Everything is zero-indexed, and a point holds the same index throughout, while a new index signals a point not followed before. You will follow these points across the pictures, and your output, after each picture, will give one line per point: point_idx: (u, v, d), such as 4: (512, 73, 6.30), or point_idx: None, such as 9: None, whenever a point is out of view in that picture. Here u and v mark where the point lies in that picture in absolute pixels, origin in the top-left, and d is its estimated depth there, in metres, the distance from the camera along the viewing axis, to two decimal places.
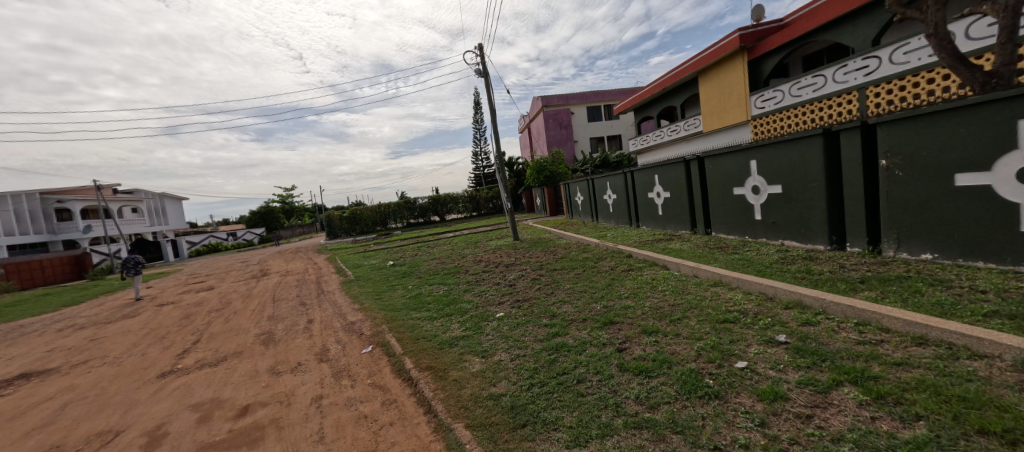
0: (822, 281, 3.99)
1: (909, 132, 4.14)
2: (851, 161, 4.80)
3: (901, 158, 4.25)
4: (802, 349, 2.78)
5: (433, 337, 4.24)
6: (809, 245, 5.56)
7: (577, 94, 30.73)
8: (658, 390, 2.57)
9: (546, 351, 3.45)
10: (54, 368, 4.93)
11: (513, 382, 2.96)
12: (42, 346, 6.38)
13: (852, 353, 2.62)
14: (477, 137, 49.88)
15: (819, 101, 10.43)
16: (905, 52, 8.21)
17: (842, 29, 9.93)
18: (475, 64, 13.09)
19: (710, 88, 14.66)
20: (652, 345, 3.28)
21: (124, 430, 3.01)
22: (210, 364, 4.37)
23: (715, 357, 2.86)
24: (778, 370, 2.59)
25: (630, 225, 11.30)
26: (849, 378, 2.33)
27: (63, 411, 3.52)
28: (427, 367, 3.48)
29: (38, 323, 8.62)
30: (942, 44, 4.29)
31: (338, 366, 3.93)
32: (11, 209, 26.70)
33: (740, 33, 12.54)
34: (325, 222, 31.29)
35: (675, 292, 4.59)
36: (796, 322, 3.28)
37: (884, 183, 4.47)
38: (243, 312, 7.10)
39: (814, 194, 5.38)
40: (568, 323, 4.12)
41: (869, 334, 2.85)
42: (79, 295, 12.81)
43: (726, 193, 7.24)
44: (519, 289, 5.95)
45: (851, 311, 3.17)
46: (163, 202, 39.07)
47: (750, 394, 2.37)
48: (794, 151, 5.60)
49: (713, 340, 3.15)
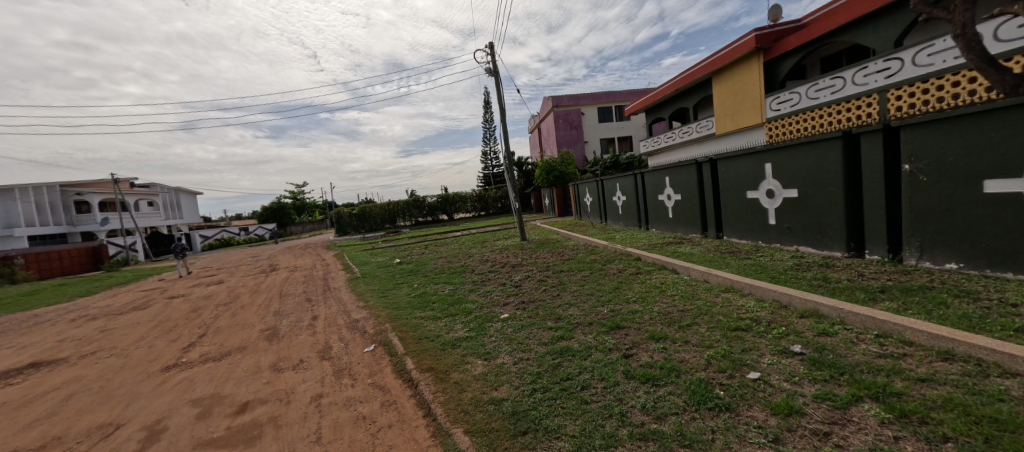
0: (840, 289, 3.83)
1: (935, 136, 3.97)
2: (870, 165, 4.63)
3: (926, 163, 4.08)
4: (819, 361, 2.65)
5: (436, 337, 4.18)
6: (826, 251, 5.38)
7: (587, 95, 30.54)
8: (666, 399, 2.47)
9: (551, 355, 3.36)
10: (64, 358, 5.01)
11: (515, 386, 2.88)
12: (55, 335, 6.52)
13: (873, 367, 2.49)
14: (487, 136, 49.90)
15: (838, 104, 10.17)
16: (930, 54, 7.93)
17: (863, 30, 9.66)
18: (486, 63, 13.11)
19: (724, 89, 14.40)
20: (659, 352, 3.17)
21: (124, 424, 3.00)
22: (214, 359, 4.38)
23: (727, 367, 2.74)
24: (792, 382, 2.46)
25: (639, 227, 11.15)
26: (871, 394, 2.21)
27: (67, 402, 3.54)
28: (428, 368, 3.42)
29: (52, 313, 8.80)
30: (970, 44, 4.02)
31: (339, 365, 3.90)
32: (31, 200, 27.65)
33: (757, 33, 12.31)
34: (336, 218, 31.72)
35: (684, 297, 4.46)
36: (812, 331, 3.14)
37: (906, 189, 4.31)
38: (249, 307, 7.15)
39: (832, 198, 5.19)
40: (573, 327, 4.02)
41: (891, 347, 2.70)
42: (94, 286, 13.12)
43: (739, 196, 7.08)
44: (525, 291, 5.86)
45: (871, 322, 3.03)
46: (179, 197, 40.04)
47: (762, 407, 2.26)
48: (812, 153, 5.40)
49: (724, 349, 3.03)
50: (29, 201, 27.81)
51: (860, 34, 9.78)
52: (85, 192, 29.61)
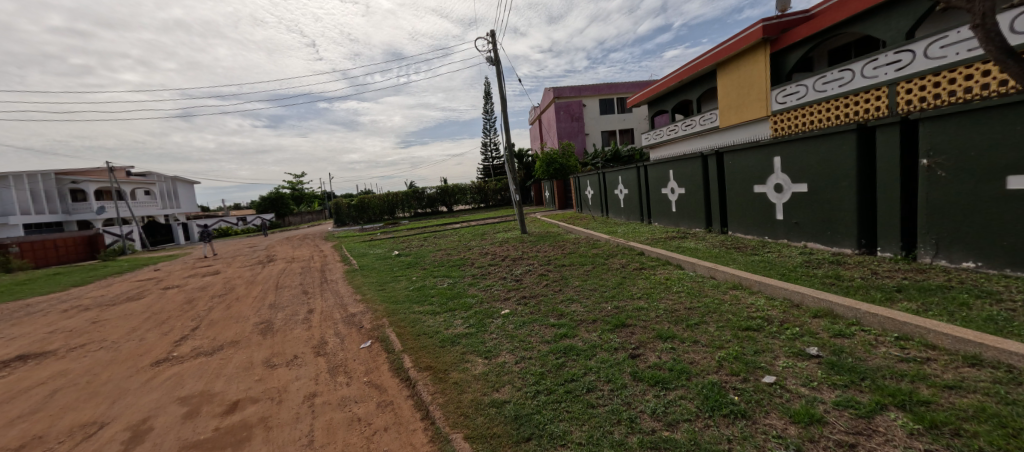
0: (854, 288, 3.68)
1: (956, 130, 3.82)
2: (886, 159, 4.47)
3: (945, 158, 3.92)
4: (838, 365, 2.52)
5: (434, 333, 4.05)
6: (835, 248, 5.24)
7: (589, 86, 30.15)
8: (677, 404, 2.34)
9: (554, 354, 3.23)
10: (52, 351, 4.87)
11: (518, 388, 2.74)
12: (46, 326, 6.38)
13: (895, 372, 2.36)
14: (487, 127, 49.45)
15: (846, 97, 9.97)
16: (943, 46, 7.72)
17: (874, 21, 9.44)
18: (487, 51, 12.80)
19: (728, 81, 14.14)
20: (668, 353, 3.04)
21: (108, 423, 2.87)
22: (206, 353, 4.25)
23: (739, 370, 2.61)
24: (811, 388, 2.33)
25: (640, 220, 11.01)
26: (896, 402, 2.08)
27: (51, 398, 3.41)
28: (427, 367, 3.28)
29: (45, 303, 8.64)
30: (988, 35, 3.20)
31: (335, 361, 3.77)
32: (25, 188, 27.30)
33: (764, 24, 12.08)
34: (334, 209, 31.37)
35: (690, 294, 4.33)
36: (827, 332, 3.00)
37: (923, 184, 4.16)
38: (245, 299, 7.02)
39: (843, 194, 5.04)
40: (577, 324, 3.90)
41: (913, 350, 2.57)
42: (88, 276, 12.95)
43: (746, 190, 6.92)
44: (526, 285, 5.73)
45: (890, 324, 2.90)
46: (176, 186, 39.81)
47: (781, 414, 2.13)
48: (823, 147, 5.24)
49: (736, 350, 2.90)
50: (24, 189, 27.38)
51: (869, 26, 9.56)
52: (81, 180, 29.31)
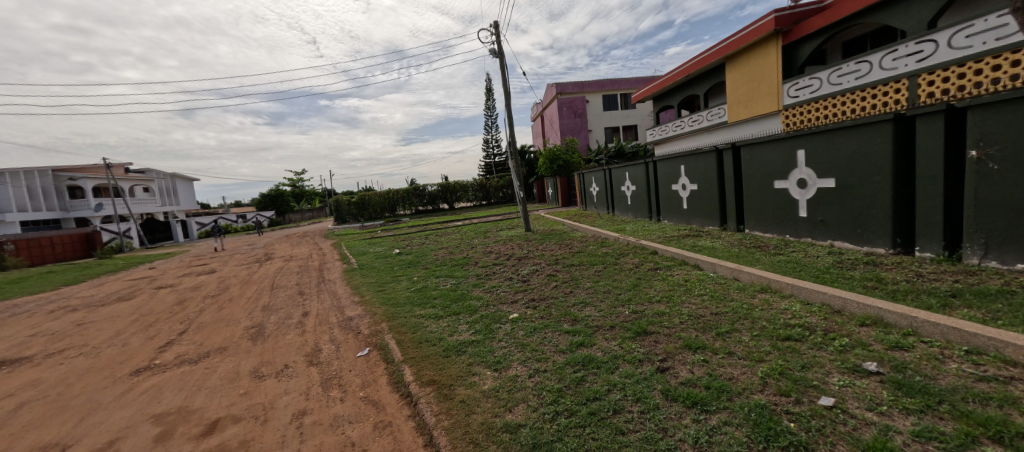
0: (902, 293, 3.33)
1: (1010, 117, 3.46)
2: (927, 152, 4.11)
3: (997, 149, 3.56)
4: (905, 384, 2.18)
5: (438, 340, 3.72)
6: (867, 247, 4.89)
7: (593, 82, 29.69)
8: (722, 433, 2.00)
9: (571, 367, 2.89)
10: (29, 357, 4.56)
11: (533, 408, 2.41)
12: (29, 329, 6.07)
13: (977, 394, 2.02)
14: (488, 124, 48.99)
15: (863, 90, 9.58)
16: (968, 35, 7.33)
17: (893, 10, 9.03)
18: (491, 44, 12.38)
19: (738, 75, 13.73)
20: (700, 366, 2.70)
21: (72, 445, 2.55)
22: (190, 361, 3.93)
23: (789, 390, 2.27)
24: (880, 413, 2.00)
25: (649, 218, 10.64)
26: (990, 435, 1.74)
27: (14, 414, 3.09)
28: (430, 381, 2.96)
29: (33, 303, 8.33)
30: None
31: (328, 372, 3.44)
32: (21, 185, 27.03)
33: (776, 15, 11.66)
34: (335, 207, 31.11)
35: (715, 298, 3.99)
36: (881, 344, 2.66)
37: (971, 178, 3.80)
38: (238, 300, 6.69)
39: (877, 190, 4.68)
40: (593, 331, 3.55)
41: (991, 368, 2.22)
42: (81, 274, 12.65)
43: (765, 186, 6.56)
44: (534, 287, 5.38)
45: (955, 335, 2.55)
46: (175, 183, 39.55)
47: (851, 448, 1.79)
48: (855, 139, 4.88)
49: (780, 365, 2.56)
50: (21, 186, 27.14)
51: (888, 15, 9.15)
52: (78, 178, 29.03)
